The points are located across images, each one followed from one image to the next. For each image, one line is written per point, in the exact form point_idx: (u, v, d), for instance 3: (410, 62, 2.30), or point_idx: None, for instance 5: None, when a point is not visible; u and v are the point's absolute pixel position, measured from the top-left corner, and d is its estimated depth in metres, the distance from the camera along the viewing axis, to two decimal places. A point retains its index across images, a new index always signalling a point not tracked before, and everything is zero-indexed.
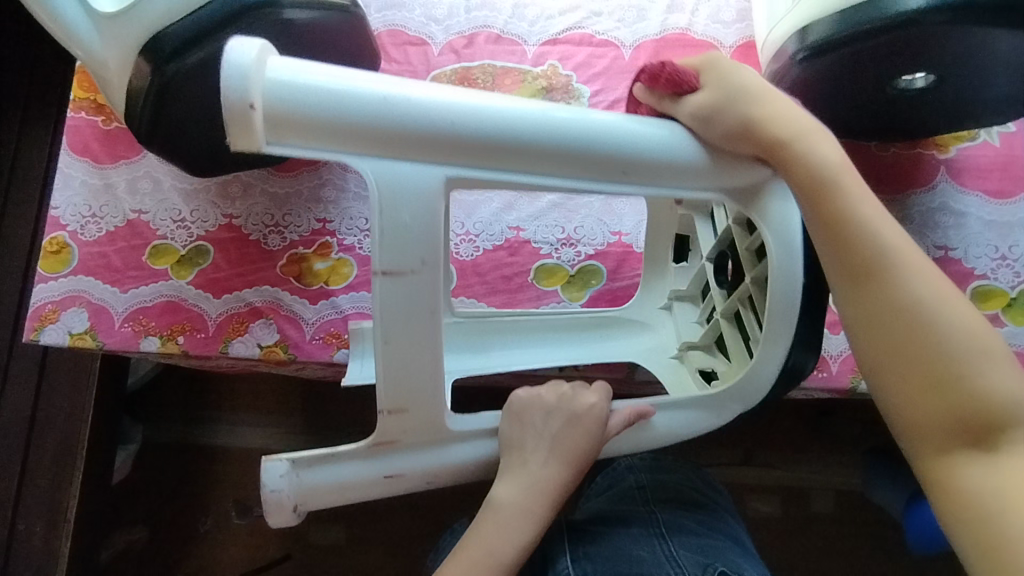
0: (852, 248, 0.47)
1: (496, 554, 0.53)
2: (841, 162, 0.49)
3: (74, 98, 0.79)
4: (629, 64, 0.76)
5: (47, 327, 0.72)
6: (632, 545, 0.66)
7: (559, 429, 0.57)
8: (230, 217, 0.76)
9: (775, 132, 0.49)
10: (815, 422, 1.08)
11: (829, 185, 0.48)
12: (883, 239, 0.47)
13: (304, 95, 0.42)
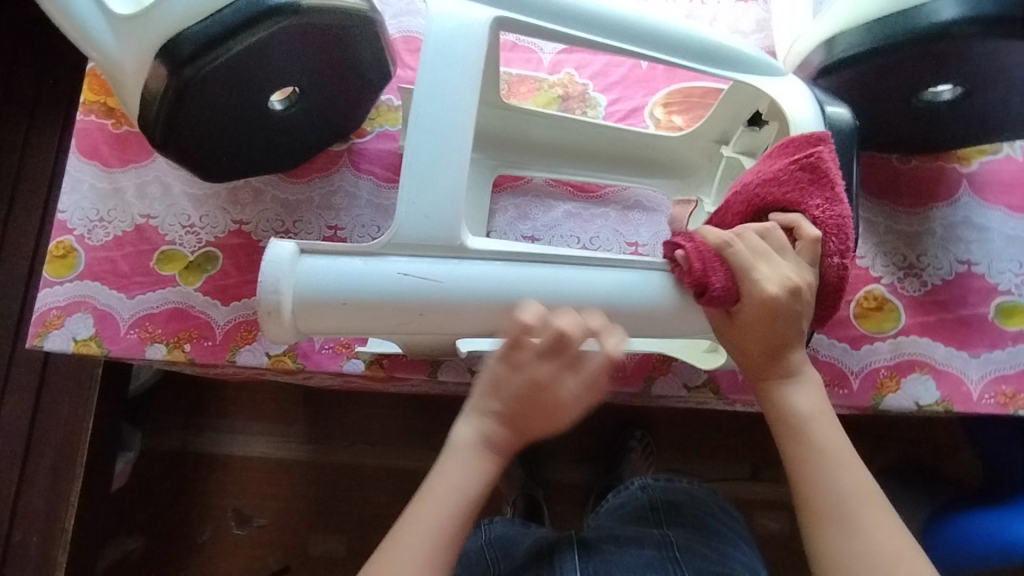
0: (811, 492, 0.50)
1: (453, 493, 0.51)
2: (816, 410, 0.52)
3: (85, 101, 0.78)
4: (647, 74, 0.75)
5: (51, 333, 0.71)
6: (644, 569, 0.64)
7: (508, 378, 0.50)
8: (241, 223, 0.74)
9: (758, 369, 0.53)
10: None
11: (798, 429, 0.52)
12: (842, 488, 0.49)
13: (328, 290, 0.50)
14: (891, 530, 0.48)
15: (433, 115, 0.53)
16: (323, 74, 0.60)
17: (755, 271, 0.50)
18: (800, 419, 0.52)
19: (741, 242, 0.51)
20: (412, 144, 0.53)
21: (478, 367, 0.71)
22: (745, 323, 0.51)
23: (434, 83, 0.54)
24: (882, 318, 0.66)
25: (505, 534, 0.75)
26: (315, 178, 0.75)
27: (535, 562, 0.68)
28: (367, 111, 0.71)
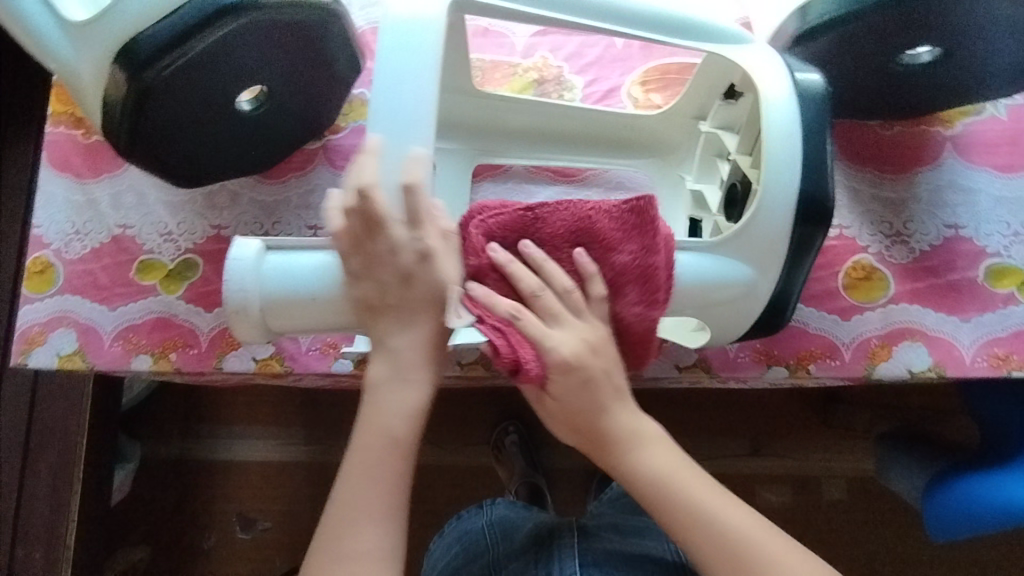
0: (707, 543, 0.50)
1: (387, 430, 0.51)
2: (672, 465, 0.53)
3: (52, 112, 0.76)
4: (623, 52, 0.73)
5: (35, 350, 0.70)
6: (642, 560, 0.65)
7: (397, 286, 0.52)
8: (219, 228, 0.73)
9: (606, 442, 0.53)
10: (825, 410, 1.06)
11: (665, 493, 0.52)
12: (729, 527, 0.50)
13: (286, 285, 0.54)
14: (782, 551, 0.50)
15: (400, 104, 0.52)
16: (290, 72, 0.59)
17: (549, 335, 0.50)
18: (652, 482, 0.53)
19: (552, 300, 0.52)
20: (380, 135, 0.52)
21: (467, 358, 0.68)
22: (565, 386, 0.51)
23: (398, 73, 0.53)
24: (872, 287, 0.65)
25: (508, 515, 0.74)
26: (292, 178, 0.74)
27: (535, 545, 0.67)
28: (339, 106, 0.69)
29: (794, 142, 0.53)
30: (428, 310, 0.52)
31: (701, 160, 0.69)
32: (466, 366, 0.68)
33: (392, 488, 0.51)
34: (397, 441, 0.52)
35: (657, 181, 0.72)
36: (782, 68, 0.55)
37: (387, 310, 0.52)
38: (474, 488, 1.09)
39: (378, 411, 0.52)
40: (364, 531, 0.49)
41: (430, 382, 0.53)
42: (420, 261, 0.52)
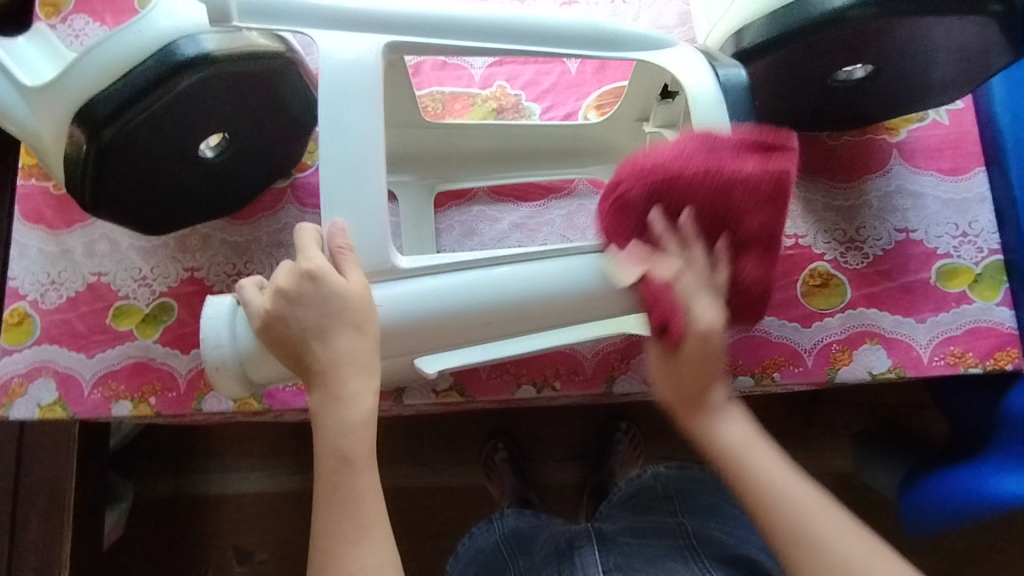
0: (769, 510, 0.50)
1: (341, 445, 0.51)
2: (784, 468, 0.52)
3: (23, 165, 0.77)
4: (577, 78, 0.75)
5: (17, 401, 0.72)
6: (662, 558, 0.67)
7: (317, 309, 0.51)
8: (192, 270, 0.74)
9: (698, 400, 0.53)
10: (807, 410, 1.07)
11: (740, 462, 0.52)
12: (797, 501, 0.50)
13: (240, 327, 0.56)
14: (856, 532, 0.49)
15: (345, 149, 0.54)
16: (247, 118, 0.60)
17: (689, 300, 0.51)
18: (798, 515, 0.50)
19: (696, 261, 0.52)
20: (325, 175, 0.54)
21: (441, 385, 0.69)
22: (687, 354, 0.52)
23: (343, 116, 0.54)
24: (830, 294, 0.67)
25: (520, 527, 0.78)
26: (262, 218, 0.75)
27: (555, 558, 0.71)
28: (302, 146, 0.71)
29: None
30: (341, 321, 0.51)
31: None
32: (441, 393, 0.69)
33: (359, 502, 0.50)
34: (349, 458, 0.51)
35: None
36: (705, 63, 0.56)
37: (298, 337, 0.52)
38: (465, 507, 1.10)
39: (329, 430, 0.51)
40: (345, 553, 0.49)
41: (369, 391, 0.52)
42: (309, 279, 0.51)
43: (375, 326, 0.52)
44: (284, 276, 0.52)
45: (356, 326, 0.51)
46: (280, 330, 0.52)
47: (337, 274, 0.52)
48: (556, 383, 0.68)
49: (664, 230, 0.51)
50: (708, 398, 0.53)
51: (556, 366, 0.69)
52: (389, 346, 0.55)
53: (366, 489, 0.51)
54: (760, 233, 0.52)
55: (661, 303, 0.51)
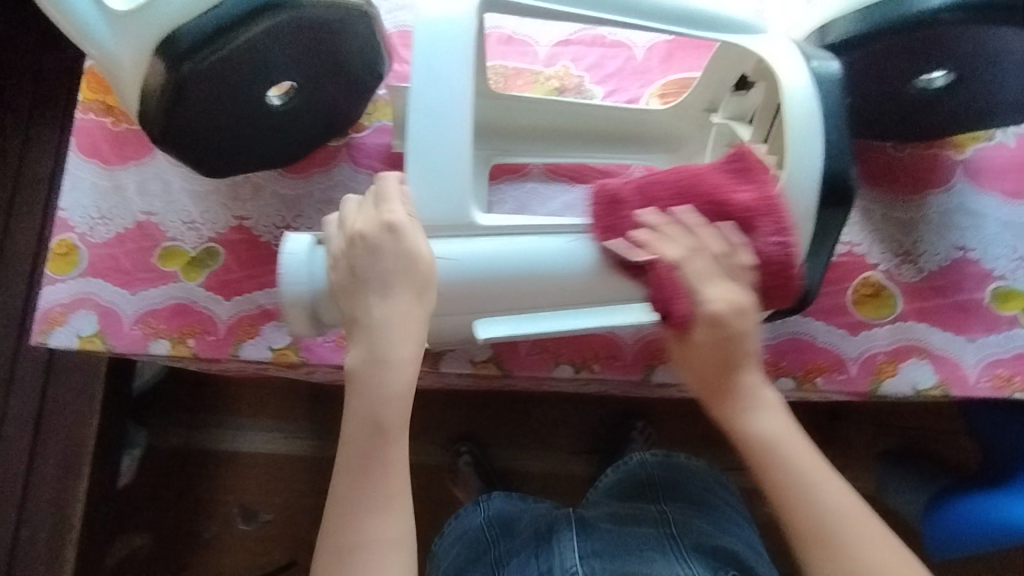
0: (791, 509, 0.52)
1: (378, 410, 0.52)
2: (819, 472, 0.53)
3: (84, 99, 0.78)
4: (643, 65, 0.74)
5: (56, 330, 0.72)
6: (641, 545, 0.69)
7: (384, 266, 0.52)
8: (241, 219, 0.74)
9: (728, 389, 0.55)
10: (827, 428, 1.06)
11: (774, 457, 0.53)
12: (824, 503, 0.51)
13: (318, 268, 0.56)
14: (881, 540, 0.51)
15: (434, 100, 0.55)
16: (317, 69, 0.60)
17: (701, 290, 0.53)
18: (823, 515, 0.51)
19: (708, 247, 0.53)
20: (414, 128, 0.54)
21: (479, 356, 0.69)
22: (699, 338, 0.53)
23: (434, 66, 0.55)
24: (880, 304, 0.66)
25: (505, 511, 0.78)
26: (315, 173, 0.75)
27: (535, 541, 0.71)
28: (363, 104, 0.71)
29: (812, 145, 0.54)
30: (403, 283, 0.52)
31: (713, 152, 0.66)
32: (478, 364, 0.69)
33: (389, 471, 0.51)
34: (381, 426, 0.52)
35: None
36: (798, 54, 0.56)
37: (362, 286, 0.53)
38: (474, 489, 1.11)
39: (366, 396, 0.52)
40: (366, 520, 0.50)
41: (412, 362, 0.52)
42: (386, 232, 0.52)
43: (432, 293, 0.53)
44: (363, 219, 0.54)
45: (415, 289, 0.52)
46: (351, 272, 0.53)
47: (413, 232, 0.53)
48: (595, 365, 0.68)
49: (649, 236, 0.54)
50: (741, 396, 0.55)
51: (595, 350, 0.69)
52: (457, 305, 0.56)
53: (396, 459, 0.52)
54: (757, 205, 0.53)
55: (668, 298, 0.53)
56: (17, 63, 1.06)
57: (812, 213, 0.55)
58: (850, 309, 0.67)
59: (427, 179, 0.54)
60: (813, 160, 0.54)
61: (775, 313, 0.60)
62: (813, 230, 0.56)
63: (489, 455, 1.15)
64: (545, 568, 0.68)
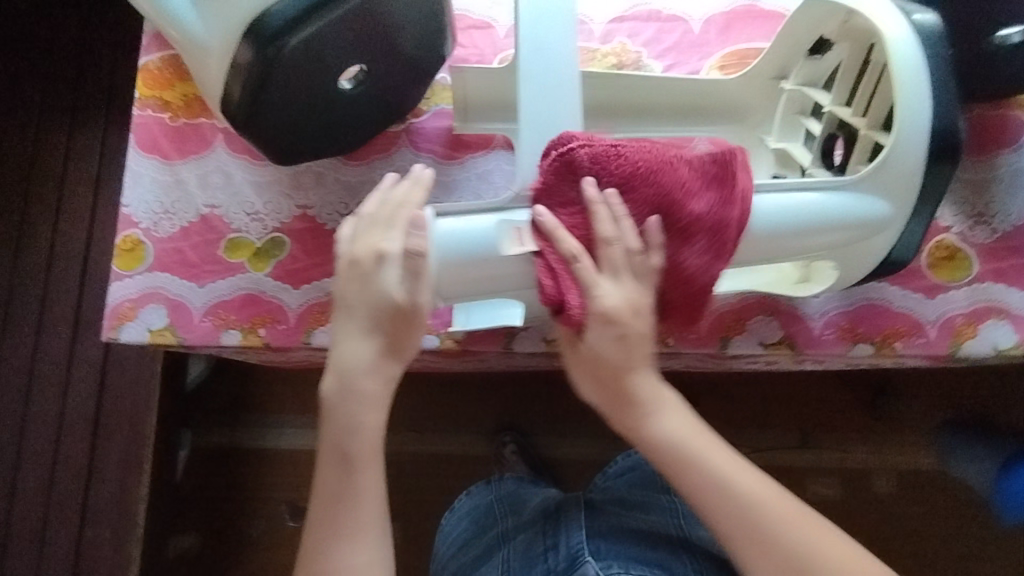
0: (720, 508, 0.55)
1: (345, 438, 0.55)
2: (726, 460, 0.56)
3: (140, 95, 0.78)
4: (701, 38, 0.73)
5: (126, 325, 0.72)
6: (646, 533, 0.70)
7: (363, 300, 0.54)
8: (305, 208, 0.75)
9: (636, 396, 0.57)
10: (872, 403, 1.11)
11: (689, 459, 0.56)
12: (745, 493, 0.55)
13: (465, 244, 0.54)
14: (800, 518, 0.54)
15: (542, 67, 0.58)
16: (392, 48, 0.61)
17: (594, 288, 0.54)
18: (746, 506, 0.54)
19: (613, 241, 0.54)
20: (526, 95, 0.58)
21: (551, 335, 0.69)
22: (597, 336, 0.55)
23: (542, 39, 0.58)
24: (955, 267, 0.66)
25: (515, 491, 0.80)
26: (375, 160, 0.75)
27: (543, 519, 0.73)
28: (425, 87, 0.71)
29: (920, 101, 0.53)
30: (379, 322, 0.54)
31: (784, 119, 0.67)
32: (551, 343, 0.69)
33: (357, 500, 0.55)
34: (351, 458, 0.55)
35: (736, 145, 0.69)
36: (897, 11, 0.55)
37: (344, 315, 0.55)
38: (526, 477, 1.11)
39: (338, 426, 0.55)
40: (338, 545, 0.54)
41: (380, 400, 0.56)
42: (375, 262, 0.54)
43: (402, 332, 0.55)
44: (371, 236, 0.54)
45: (382, 331, 0.55)
46: (343, 285, 0.54)
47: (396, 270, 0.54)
48: (669, 339, 0.68)
49: (553, 224, 0.54)
50: (633, 405, 0.57)
51: None
52: None
53: (366, 486, 0.55)
54: (706, 220, 0.54)
55: (555, 288, 0.54)
56: (64, 68, 1.07)
57: (919, 173, 0.54)
58: (926, 272, 0.66)
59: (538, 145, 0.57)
60: (924, 117, 0.53)
61: (867, 274, 0.59)
62: (917, 195, 0.55)
63: (536, 444, 1.15)
64: (550, 544, 0.69)
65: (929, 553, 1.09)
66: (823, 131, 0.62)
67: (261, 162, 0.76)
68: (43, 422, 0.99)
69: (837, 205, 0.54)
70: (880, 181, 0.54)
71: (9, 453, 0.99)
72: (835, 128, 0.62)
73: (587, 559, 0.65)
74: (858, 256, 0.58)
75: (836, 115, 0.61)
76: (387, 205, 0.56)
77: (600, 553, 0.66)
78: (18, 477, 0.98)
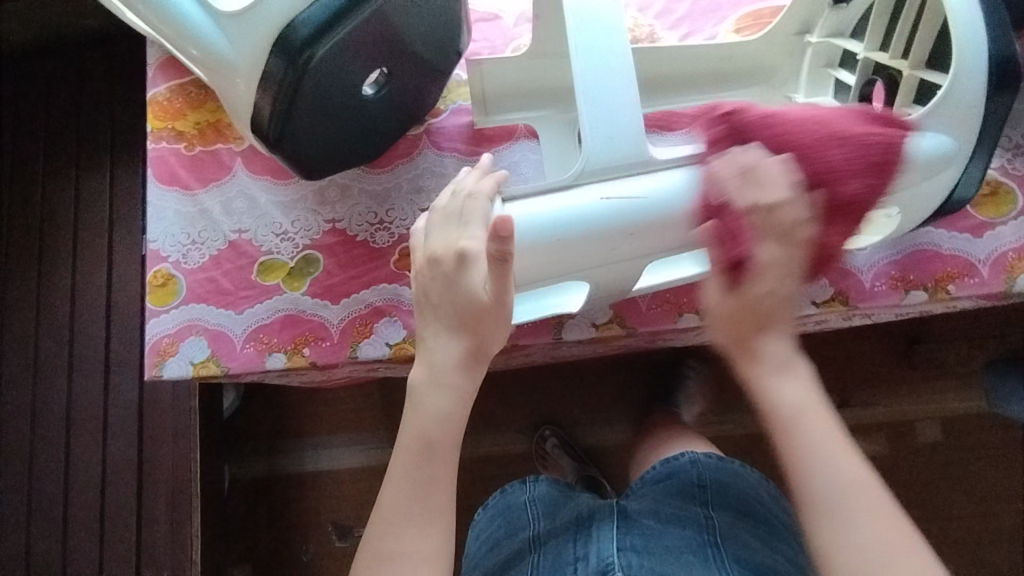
0: (809, 489, 0.48)
1: (432, 424, 0.54)
2: (838, 448, 0.48)
3: (153, 129, 0.77)
4: (713, 3, 0.72)
5: (168, 360, 0.71)
6: (680, 547, 0.65)
7: (449, 296, 0.54)
8: (334, 221, 0.74)
9: (758, 348, 0.50)
10: (907, 353, 1.10)
11: (791, 426, 0.49)
12: (835, 487, 0.47)
13: (547, 227, 0.54)
14: (894, 537, 0.46)
15: (593, 40, 0.56)
16: (412, 48, 0.60)
17: (765, 240, 0.48)
18: (838, 499, 0.47)
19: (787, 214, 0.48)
20: (581, 71, 0.56)
21: (601, 319, 0.68)
22: (740, 293, 0.49)
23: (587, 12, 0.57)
24: (999, 202, 0.65)
25: (551, 492, 0.76)
26: (399, 165, 0.74)
27: (575, 527, 0.70)
28: (441, 86, 0.70)
29: (971, 30, 0.52)
30: (465, 319, 0.54)
31: (811, 73, 0.68)
32: (601, 327, 0.68)
33: (437, 489, 0.53)
34: (432, 444, 0.54)
35: (764, 107, 0.70)
36: None
37: (430, 310, 0.55)
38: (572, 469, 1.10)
39: (421, 414, 0.55)
40: (401, 531, 0.52)
41: (466, 391, 0.55)
42: (458, 260, 0.54)
43: (488, 325, 0.54)
44: (445, 233, 0.55)
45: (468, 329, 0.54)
46: (424, 287, 0.55)
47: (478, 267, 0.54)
48: None
49: (741, 177, 0.49)
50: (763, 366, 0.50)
51: None
52: (642, 246, 0.55)
53: (443, 475, 0.54)
54: (854, 200, 0.51)
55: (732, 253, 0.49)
56: (63, 114, 1.07)
57: (976, 105, 0.53)
58: (970, 211, 0.65)
59: (597, 117, 0.55)
60: (977, 50, 0.52)
61: (922, 219, 0.59)
62: (979, 125, 0.55)
63: (576, 434, 1.14)
64: (580, 553, 0.66)
65: (983, 497, 1.08)
66: (859, 78, 0.62)
67: (284, 181, 0.75)
68: (87, 471, 0.98)
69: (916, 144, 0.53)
70: (939, 117, 0.53)
71: (56, 506, 0.98)
72: (872, 73, 0.62)
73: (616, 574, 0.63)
74: (925, 199, 0.56)
75: (872, 60, 0.61)
76: (456, 201, 0.56)
77: (630, 567, 0.64)
78: (68, 529, 0.97)
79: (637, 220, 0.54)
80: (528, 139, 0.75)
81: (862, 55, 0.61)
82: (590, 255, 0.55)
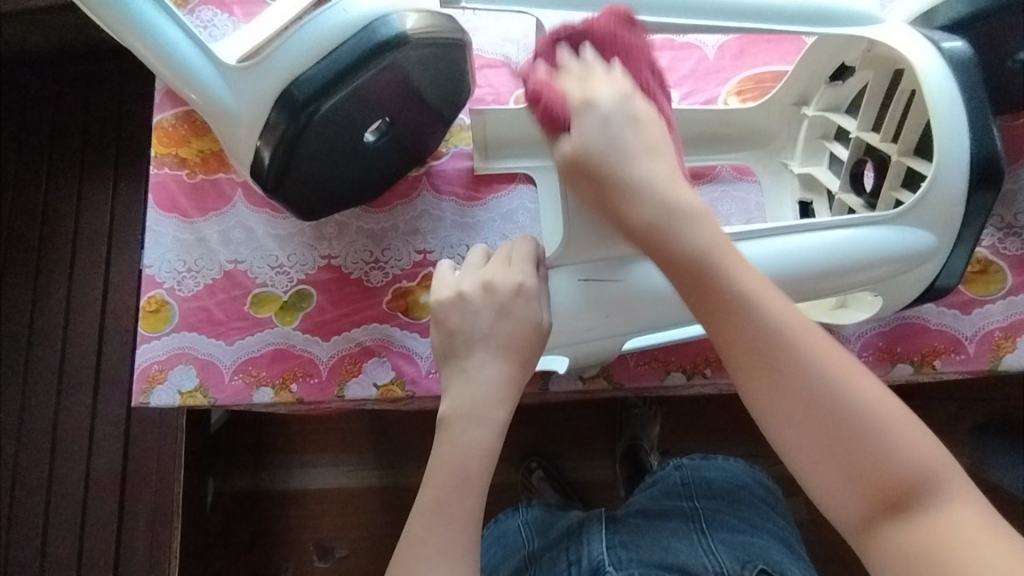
0: (735, 334, 0.45)
1: (459, 455, 0.50)
2: (834, 360, 0.44)
3: (156, 155, 0.77)
4: (716, 64, 0.73)
5: (156, 388, 0.70)
6: (668, 537, 0.66)
7: (499, 324, 0.52)
8: (329, 258, 0.74)
9: (643, 211, 0.47)
10: None
11: (705, 268, 0.46)
12: (767, 326, 0.44)
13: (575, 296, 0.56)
14: (830, 361, 0.44)
15: None
16: (413, 102, 0.60)
17: (573, 84, 0.49)
18: (763, 339, 0.44)
19: (598, 79, 0.49)
20: None
21: (588, 373, 0.69)
22: (585, 127, 0.48)
23: None
24: (988, 280, 0.66)
25: (543, 512, 0.77)
26: (399, 206, 0.75)
27: (567, 539, 0.69)
28: (443, 132, 0.71)
29: (955, 117, 0.54)
30: (518, 349, 0.52)
31: (807, 143, 0.69)
32: (587, 380, 0.69)
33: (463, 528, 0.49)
34: (469, 476, 0.50)
35: (759, 171, 0.71)
36: (925, 40, 0.56)
37: (467, 341, 0.53)
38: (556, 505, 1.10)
39: (450, 443, 0.51)
40: (433, 566, 0.48)
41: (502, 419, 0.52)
42: (516, 292, 0.53)
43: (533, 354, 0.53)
44: (487, 268, 0.54)
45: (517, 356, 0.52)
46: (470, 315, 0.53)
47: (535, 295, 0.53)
48: (706, 370, 0.69)
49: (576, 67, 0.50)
50: (636, 197, 0.47)
51: (706, 354, 0.69)
52: (633, 316, 0.57)
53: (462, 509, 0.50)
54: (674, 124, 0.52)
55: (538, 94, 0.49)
56: (71, 126, 1.08)
57: (961, 201, 0.55)
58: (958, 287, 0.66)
59: None
60: (964, 144, 0.54)
61: (905, 304, 0.61)
62: (961, 219, 0.56)
63: (562, 467, 1.14)
64: (574, 559, 0.66)
65: None
66: (850, 155, 0.64)
67: (282, 214, 0.76)
68: (70, 483, 0.98)
69: (886, 238, 0.55)
70: (926, 213, 0.55)
71: (35, 518, 0.97)
72: (863, 153, 0.64)
73: (608, 570, 0.63)
74: (910, 284, 0.58)
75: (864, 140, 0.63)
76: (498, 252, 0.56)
77: (621, 563, 0.64)
78: (47, 543, 0.97)
79: (613, 304, 0.56)
80: (526, 186, 0.76)
81: (854, 134, 0.63)
82: (569, 333, 0.57)
